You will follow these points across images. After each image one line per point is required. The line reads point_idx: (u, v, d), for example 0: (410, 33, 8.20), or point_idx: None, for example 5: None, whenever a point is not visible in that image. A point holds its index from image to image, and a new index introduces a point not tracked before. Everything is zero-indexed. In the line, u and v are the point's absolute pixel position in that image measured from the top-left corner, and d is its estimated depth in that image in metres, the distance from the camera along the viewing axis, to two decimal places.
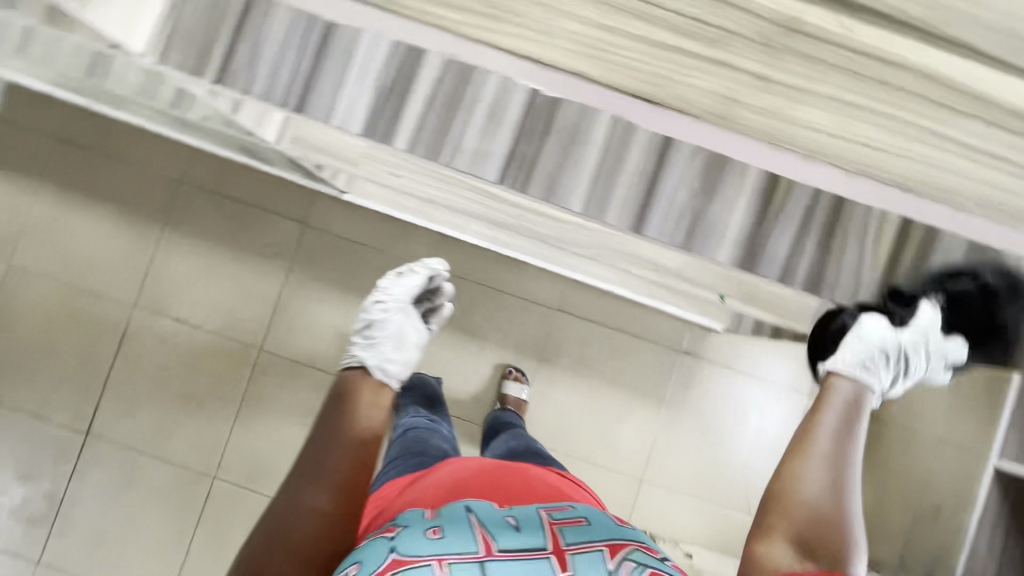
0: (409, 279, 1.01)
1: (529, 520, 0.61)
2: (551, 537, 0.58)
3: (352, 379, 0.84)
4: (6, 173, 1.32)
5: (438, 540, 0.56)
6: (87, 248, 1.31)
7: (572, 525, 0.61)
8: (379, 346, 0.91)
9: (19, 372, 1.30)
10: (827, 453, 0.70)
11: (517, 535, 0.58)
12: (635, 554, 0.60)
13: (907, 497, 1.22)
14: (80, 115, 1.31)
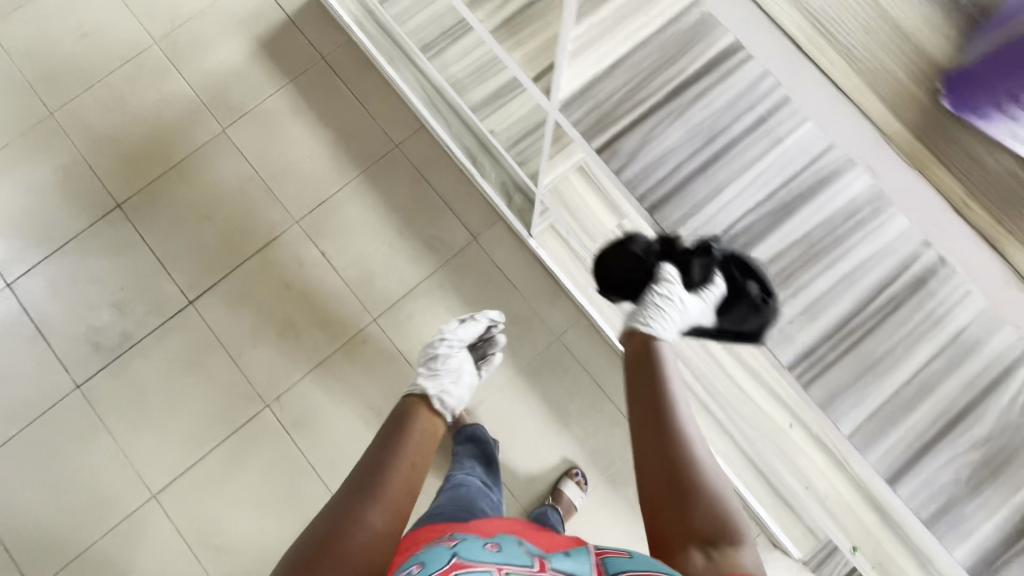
0: (470, 327, 1.03)
1: (578, 550, 0.57)
2: (596, 565, 0.54)
3: (409, 402, 0.83)
4: (267, 59, 1.44)
5: (497, 551, 0.53)
6: (292, 155, 1.40)
7: (616, 556, 0.56)
8: (440, 377, 0.90)
9: (173, 219, 1.37)
10: (676, 435, 0.63)
11: (566, 558, 0.54)
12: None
13: None
14: (353, 50, 1.44)
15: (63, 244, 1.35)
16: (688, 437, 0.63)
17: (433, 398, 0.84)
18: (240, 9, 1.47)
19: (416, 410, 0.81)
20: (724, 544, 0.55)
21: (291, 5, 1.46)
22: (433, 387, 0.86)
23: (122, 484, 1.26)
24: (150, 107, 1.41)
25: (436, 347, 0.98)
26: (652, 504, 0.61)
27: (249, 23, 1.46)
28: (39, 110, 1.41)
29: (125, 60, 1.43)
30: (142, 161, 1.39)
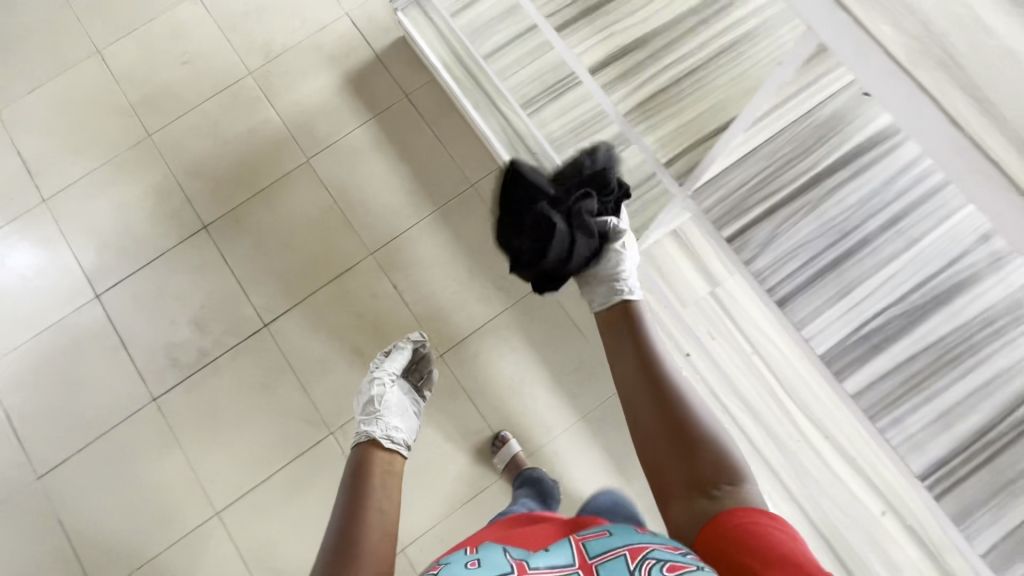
0: (396, 358, 1.18)
1: (556, 545, 0.62)
2: (577, 552, 0.59)
3: (359, 454, 0.87)
4: (353, 96, 1.50)
5: (477, 567, 0.56)
6: (371, 189, 1.45)
7: (596, 539, 0.61)
8: (385, 421, 0.96)
9: (253, 244, 1.42)
10: (669, 387, 0.73)
11: (546, 554, 0.59)
12: (656, 552, 0.55)
13: None
14: (437, 90, 1.48)
15: (150, 260, 1.41)
16: (684, 392, 0.73)
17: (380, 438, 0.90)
18: (331, 45, 1.53)
19: (364, 460, 0.85)
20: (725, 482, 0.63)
21: (379, 43, 1.52)
22: (370, 431, 0.92)
23: (187, 500, 1.29)
24: (241, 134, 1.48)
25: (368, 389, 1.08)
26: (654, 452, 0.69)
27: (339, 58, 1.52)
28: (138, 131, 1.49)
29: (220, 89, 1.51)
30: (229, 185, 1.45)
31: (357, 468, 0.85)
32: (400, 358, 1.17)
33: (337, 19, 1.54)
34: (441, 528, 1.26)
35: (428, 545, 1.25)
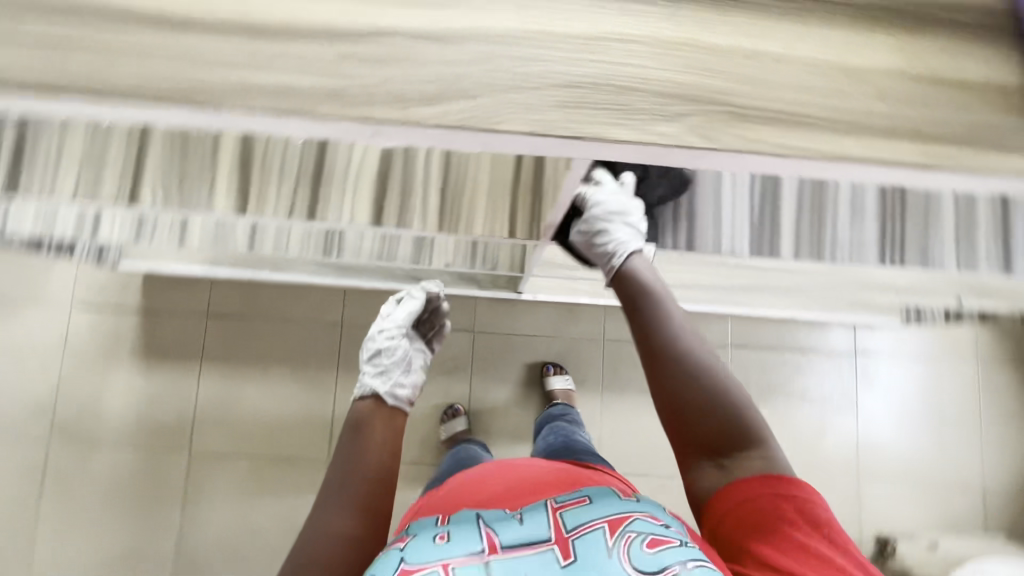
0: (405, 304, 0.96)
1: (531, 510, 0.63)
2: (555, 525, 0.59)
3: (363, 410, 0.76)
4: (162, 362, 1.28)
5: (444, 544, 0.59)
6: (266, 413, 1.29)
7: (573, 508, 0.62)
8: (391, 371, 0.84)
9: (227, 561, 1.24)
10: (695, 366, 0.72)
11: (519, 527, 0.60)
12: (635, 523, 0.59)
13: None
14: (226, 283, 1.30)
15: None
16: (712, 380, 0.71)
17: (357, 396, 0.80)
18: (92, 343, 1.28)
19: (364, 407, 0.77)
20: (736, 450, 0.66)
21: (131, 300, 1.29)
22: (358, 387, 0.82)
23: None
24: (108, 498, 1.24)
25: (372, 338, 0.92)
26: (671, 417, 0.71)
27: (114, 346, 1.28)
28: None
29: (39, 483, 1.24)
30: (149, 546, 1.24)
31: (360, 426, 0.74)
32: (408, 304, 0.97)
33: (69, 320, 1.28)
34: None
35: None
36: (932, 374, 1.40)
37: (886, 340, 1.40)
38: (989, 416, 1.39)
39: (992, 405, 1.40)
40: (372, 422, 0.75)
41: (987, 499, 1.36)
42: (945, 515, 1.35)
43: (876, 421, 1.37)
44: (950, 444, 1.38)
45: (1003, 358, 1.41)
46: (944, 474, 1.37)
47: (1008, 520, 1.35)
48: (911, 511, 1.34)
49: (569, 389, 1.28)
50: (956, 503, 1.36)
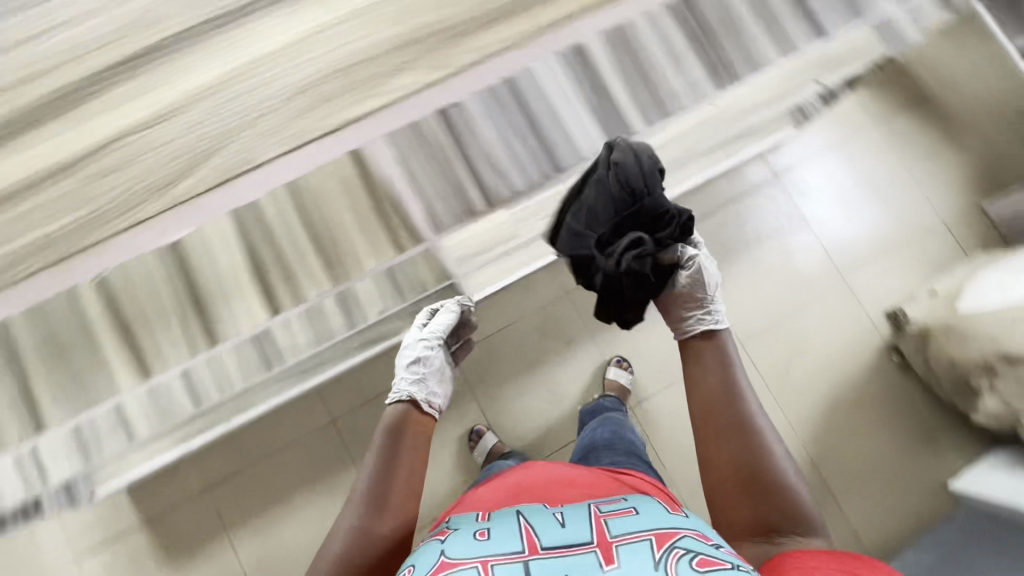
0: (440, 318, 1.11)
1: (574, 517, 0.69)
2: (598, 531, 0.66)
3: (398, 417, 0.86)
4: (193, 556, 1.23)
5: (483, 541, 0.65)
6: (315, 540, 1.25)
7: (619, 518, 0.68)
8: (426, 381, 0.97)
9: None
10: (755, 431, 0.82)
11: (561, 531, 0.66)
12: (682, 539, 0.64)
13: (997, 123, 1.47)
14: (204, 451, 1.25)
15: None
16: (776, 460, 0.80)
17: (393, 399, 0.91)
18: None
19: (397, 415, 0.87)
20: (787, 530, 0.75)
21: (128, 521, 1.23)
22: (396, 393, 0.92)
23: None
24: None
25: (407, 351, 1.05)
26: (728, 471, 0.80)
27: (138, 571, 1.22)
28: None
29: None
30: None
31: (398, 436, 0.84)
32: (440, 320, 1.11)
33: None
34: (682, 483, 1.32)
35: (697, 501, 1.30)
36: (850, 154, 1.47)
37: (797, 148, 1.46)
38: (914, 160, 1.47)
39: (910, 150, 1.48)
40: (408, 430, 0.86)
41: (952, 228, 1.45)
42: (928, 262, 1.42)
43: (828, 221, 1.44)
44: (898, 203, 1.45)
45: (897, 104, 1.49)
46: (908, 229, 1.44)
47: (978, 235, 1.44)
48: (900, 276, 1.41)
49: (624, 381, 1.33)
50: (931, 247, 1.43)
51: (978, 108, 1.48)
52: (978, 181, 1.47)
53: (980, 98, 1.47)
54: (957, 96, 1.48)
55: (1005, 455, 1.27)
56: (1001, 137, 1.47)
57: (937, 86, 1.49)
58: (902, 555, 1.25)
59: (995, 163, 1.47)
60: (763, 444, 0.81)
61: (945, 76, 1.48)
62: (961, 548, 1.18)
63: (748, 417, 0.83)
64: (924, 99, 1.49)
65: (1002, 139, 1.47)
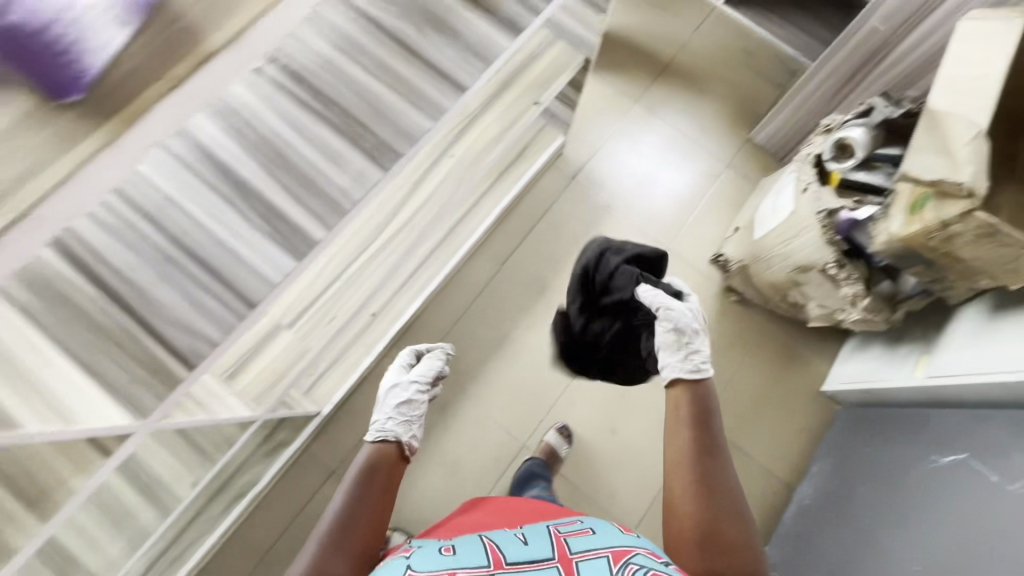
0: (432, 368, 1.02)
1: (534, 534, 0.71)
2: (557, 546, 0.68)
3: (379, 452, 0.77)
4: None
5: (450, 555, 0.66)
6: None
7: (578, 535, 0.71)
8: (406, 429, 0.86)
9: None
10: (726, 484, 0.75)
11: (523, 547, 0.68)
12: (636, 556, 0.66)
13: (731, 69, 1.68)
14: None
15: None
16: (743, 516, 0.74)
17: (380, 437, 0.81)
18: None
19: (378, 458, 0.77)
20: None
21: None
22: (378, 431, 0.83)
23: None
24: None
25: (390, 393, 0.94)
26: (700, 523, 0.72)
27: None
28: None
29: None
30: None
31: (373, 470, 0.75)
32: (435, 366, 1.03)
33: None
34: (601, 494, 1.33)
35: (618, 504, 1.31)
36: (625, 136, 1.59)
37: (578, 149, 1.57)
38: (680, 121, 1.62)
39: (673, 114, 1.63)
40: (387, 465, 0.76)
41: (736, 165, 1.60)
42: (727, 201, 1.56)
43: (631, 201, 1.54)
44: (681, 162, 1.59)
45: (648, 81, 1.64)
46: (700, 181, 1.57)
47: (758, 162, 1.60)
48: (709, 223, 1.53)
49: (559, 450, 1.30)
50: (724, 188, 1.57)
51: (711, 62, 1.68)
52: (737, 121, 1.64)
53: (708, 55, 1.68)
54: (693, 54, 1.68)
55: (852, 342, 1.38)
56: (739, 77, 1.67)
57: (672, 55, 1.67)
58: (810, 470, 1.32)
59: (747, 99, 1.66)
60: (729, 506, 0.73)
61: (675, 45, 1.68)
62: (847, 444, 1.26)
63: (724, 473, 0.76)
64: (666, 67, 1.66)
65: (741, 79, 1.67)
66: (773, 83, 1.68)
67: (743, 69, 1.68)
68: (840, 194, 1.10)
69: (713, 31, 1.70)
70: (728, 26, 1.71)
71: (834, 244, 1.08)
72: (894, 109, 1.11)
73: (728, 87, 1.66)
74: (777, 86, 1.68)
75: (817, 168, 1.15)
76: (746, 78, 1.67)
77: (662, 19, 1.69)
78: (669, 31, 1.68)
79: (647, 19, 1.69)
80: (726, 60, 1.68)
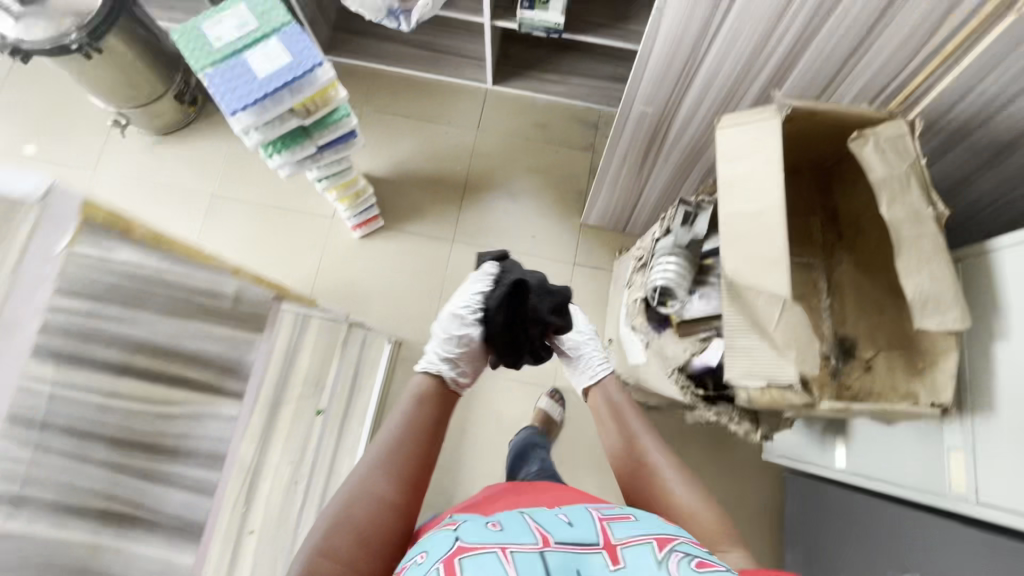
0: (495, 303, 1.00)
1: (578, 517, 0.63)
2: (604, 534, 0.60)
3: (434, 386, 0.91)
4: None
5: (501, 530, 0.58)
6: None
7: (620, 521, 0.63)
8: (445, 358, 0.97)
9: None
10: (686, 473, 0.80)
11: (569, 531, 0.60)
12: (682, 547, 0.59)
13: (531, 152, 1.51)
14: None
15: None
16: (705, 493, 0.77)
17: (428, 370, 0.95)
18: None
19: (428, 386, 0.90)
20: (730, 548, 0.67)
21: None
22: (429, 365, 0.96)
23: None
24: None
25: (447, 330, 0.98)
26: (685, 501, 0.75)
27: None
28: None
29: None
30: None
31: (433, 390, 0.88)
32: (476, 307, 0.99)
33: None
34: None
35: None
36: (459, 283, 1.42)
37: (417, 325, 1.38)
38: (507, 235, 1.45)
39: (496, 232, 1.45)
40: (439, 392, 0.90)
41: (583, 257, 1.45)
42: (591, 303, 1.42)
43: None
44: None
45: (454, 210, 1.46)
46: None
47: (601, 243, 1.47)
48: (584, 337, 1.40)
49: (554, 414, 1.31)
50: (583, 290, 1.43)
51: (507, 153, 1.51)
52: (563, 206, 1.48)
53: (500, 149, 1.51)
54: (487, 155, 1.51)
55: None
56: (544, 157, 1.51)
57: (465, 167, 1.50)
58: (787, 557, 1.24)
59: (563, 175, 1.50)
60: (701, 504, 0.74)
61: (464, 158, 1.50)
62: (809, 529, 1.18)
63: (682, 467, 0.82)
64: (466, 185, 1.49)
65: (546, 158, 1.51)
66: (580, 145, 1.52)
67: (542, 145, 1.51)
68: (684, 335, 0.99)
69: (492, 121, 1.53)
70: (508, 104, 1.54)
71: (679, 382, 0.95)
72: (694, 229, 0.97)
73: (538, 172, 1.50)
74: (587, 147, 1.51)
75: (649, 310, 1.02)
76: (552, 155, 1.51)
77: (436, 136, 1.52)
78: (451, 144, 1.51)
79: (421, 141, 1.51)
80: (522, 143, 1.51)
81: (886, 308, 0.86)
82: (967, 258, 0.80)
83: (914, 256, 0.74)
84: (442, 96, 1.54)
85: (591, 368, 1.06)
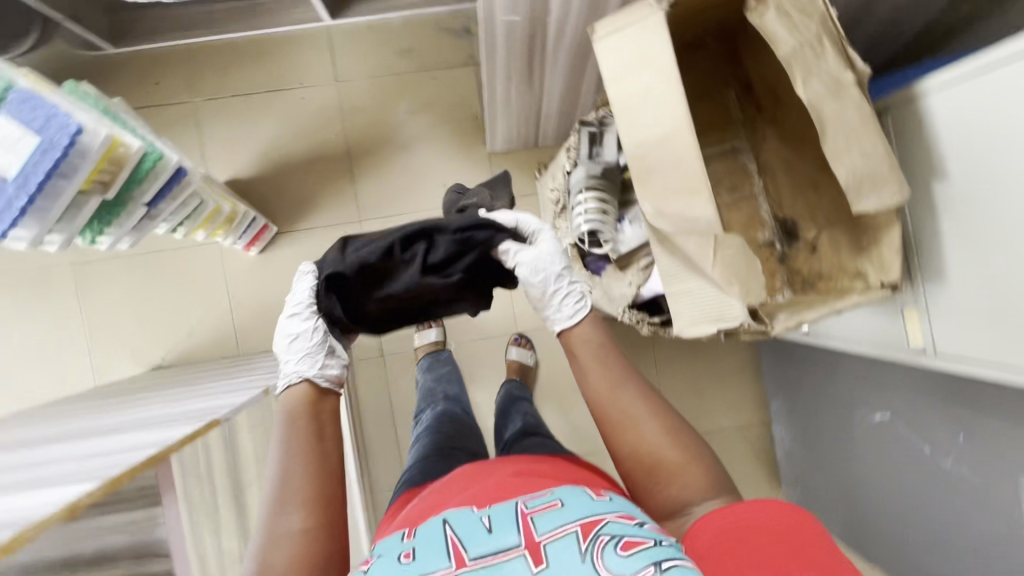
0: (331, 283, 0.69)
1: (499, 513, 0.50)
2: (528, 528, 0.47)
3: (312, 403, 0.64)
4: None
5: (409, 562, 0.46)
6: None
7: (547, 505, 0.50)
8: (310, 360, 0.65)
9: None
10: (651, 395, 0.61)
11: (488, 537, 0.47)
12: (609, 526, 0.46)
13: (405, 88, 1.29)
14: None
15: None
16: (675, 420, 0.59)
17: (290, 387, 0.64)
18: None
19: (298, 403, 0.63)
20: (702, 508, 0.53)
21: None
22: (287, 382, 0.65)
23: None
24: None
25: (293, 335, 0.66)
26: (652, 447, 0.57)
27: None
28: None
29: None
30: None
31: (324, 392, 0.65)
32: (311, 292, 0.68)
33: None
34: None
35: None
36: None
37: None
38: (415, 194, 1.30)
39: (403, 196, 1.30)
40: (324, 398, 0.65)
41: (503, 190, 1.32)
42: None
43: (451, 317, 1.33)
44: None
45: (348, 186, 1.29)
46: None
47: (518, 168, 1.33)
48: None
49: (528, 362, 1.27)
50: None
51: (380, 99, 1.29)
52: (464, 139, 1.31)
53: (370, 96, 1.29)
54: (359, 109, 1.29)
55: None
56: (422, 90, 1.30)
57: (339, 131, 1.29)
58: (774, 408, 1.32)
59: (450, 104, 1.30)
60: (669, 445, 0.57)
61: (335, 122, 1.29)
62: (788, 383, 1.23)
63: (646, 386, 0.62)
64: (350, 153, 1.29)
65: (425, 90, 1.30)
66: (458, 61, 1.30)
67: (415, 76, 1.29)
68: (626, 266, 0.92)
69: (348, 65, 1.28)
70: (358, 39, 1.28)
71: (631, 318, 0.92)
72: (602, 157, 0.86)
73: (422, 110, 1.30)
74: (466, 61, 1.30)
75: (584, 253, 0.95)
76: (430, 84, 1.30)
77: (292, 107, 1.28)
78: (313, 110, 1.28)
79: (278, 118, 1.28)
80: (392, 82, 1.29)
81: (821, 184, 0.79)
82: (892, 109, 0.71)
83: (840, 134, 0.65)
84: (278, 54, 1.27)
85: (557, 313, 0.68)
